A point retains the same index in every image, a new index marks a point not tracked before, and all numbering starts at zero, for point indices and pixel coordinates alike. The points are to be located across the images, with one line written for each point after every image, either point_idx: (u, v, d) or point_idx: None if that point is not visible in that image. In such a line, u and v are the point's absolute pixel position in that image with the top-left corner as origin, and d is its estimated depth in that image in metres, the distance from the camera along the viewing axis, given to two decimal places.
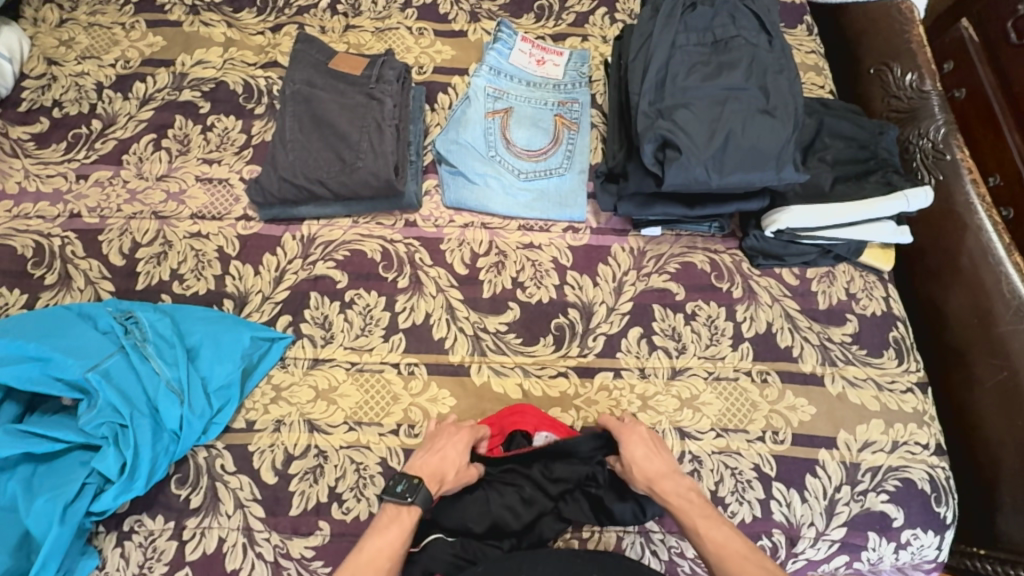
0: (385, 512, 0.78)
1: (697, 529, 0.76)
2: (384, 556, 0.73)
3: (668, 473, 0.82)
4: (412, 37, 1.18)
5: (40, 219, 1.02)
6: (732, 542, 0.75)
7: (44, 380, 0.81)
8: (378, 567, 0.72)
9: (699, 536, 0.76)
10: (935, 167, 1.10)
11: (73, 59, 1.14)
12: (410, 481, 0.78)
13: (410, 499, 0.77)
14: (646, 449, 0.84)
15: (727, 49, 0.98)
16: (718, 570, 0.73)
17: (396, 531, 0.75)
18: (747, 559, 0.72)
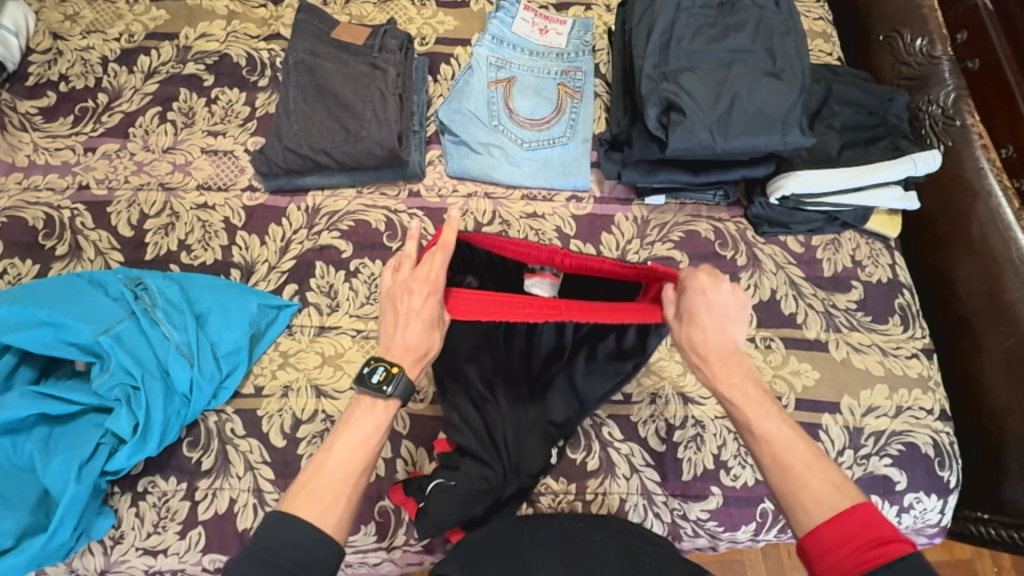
0: (359, 405, 0.67)
1: (752, 425, 0.65)
2: (354, 460, 0.63)
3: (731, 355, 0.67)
4: (414, 8, 1.18)
5: (50, 192, 1.03)
6: (790, 445, 0.63)
7: (57, 345, 0.83)
8: (345, 478, 0.62)
9: (751, 434, 0.65)
10: (944, 134, 1.09)
11: (78, 34, 1.15)
12: (388, 370, 0.66)
13: (390, 387, 0.66)
14: (716, 320, 0.67)
15: (733, 12, 0.96)
16: (771, 471, 0.63)
17: (370, 431, 0.65)
18: (810, 471, 0.61)
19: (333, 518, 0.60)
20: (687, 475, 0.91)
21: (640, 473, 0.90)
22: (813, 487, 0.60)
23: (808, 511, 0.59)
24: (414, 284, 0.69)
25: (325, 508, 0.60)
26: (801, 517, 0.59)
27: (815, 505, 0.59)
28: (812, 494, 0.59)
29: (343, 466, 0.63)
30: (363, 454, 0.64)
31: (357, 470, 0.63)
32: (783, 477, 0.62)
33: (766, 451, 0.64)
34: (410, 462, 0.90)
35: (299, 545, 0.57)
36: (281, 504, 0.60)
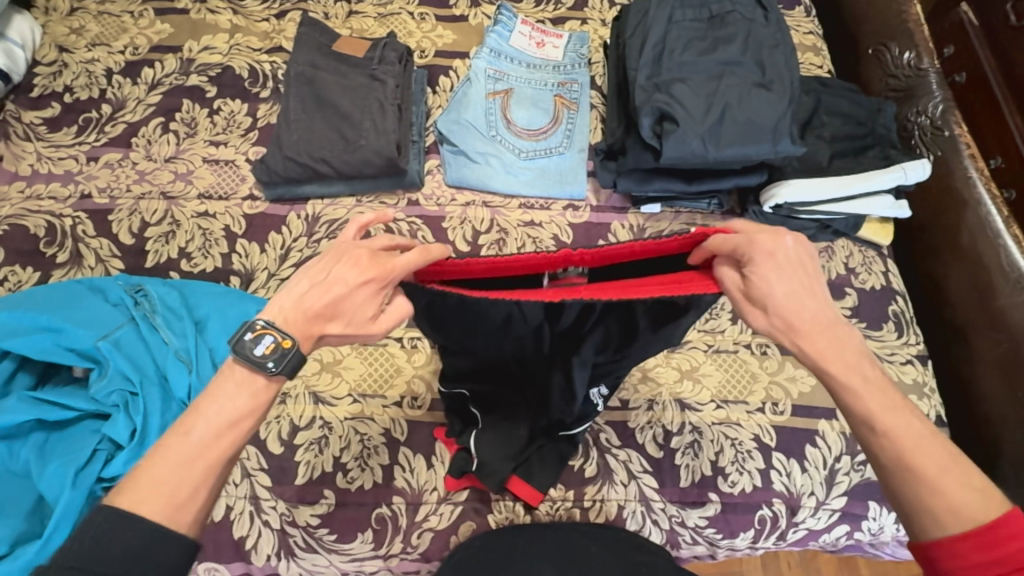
0: (232, 376, 0.55)
1: (876, 422, 0.55)
2: (217, 446, 0.53)
3: (827, 327, 0.55)
4: (414, 21, 1.20)
5: (52, 200, 1.04)
6: (920, 443, 0.55)
7: (55, 351, 0.82)
8: (205, 468, 0.53)
9: (870, 432, 0.56)
10: (933, 144, 1.11)
11: (83, 46, 1.17)
12: (280, 342, 0.53)
13: (274, 361, 0.54)
14: (794, 286, 0.54)
15: (723, 25, 0.98)
16: (898, 478, 0.55)
17: (242, 413, 0.54)
18: (944, 475, 0.54)
19: (189, 512, 0.52)
20: (685, 482, 0.90)
21: (638, 479, 0.90)
22: (953, 493, 0.53)
23: (940, 520, 0.53)
24: (372, 269, 0.56)
25: (181, 503, 0.52)
26: (927, 525, 0.54)
27: (950, 517, 0.53)
28: (948, 506, 0.53)
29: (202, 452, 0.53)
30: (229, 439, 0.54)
31: (220, 458, 0.53)
32: (918, 486, 0.54)
33: (893, 452, 0.55)
34: (407, 468, 0.89)
35: (140, 550, 0.49)
36: (120, 494, 0.51)
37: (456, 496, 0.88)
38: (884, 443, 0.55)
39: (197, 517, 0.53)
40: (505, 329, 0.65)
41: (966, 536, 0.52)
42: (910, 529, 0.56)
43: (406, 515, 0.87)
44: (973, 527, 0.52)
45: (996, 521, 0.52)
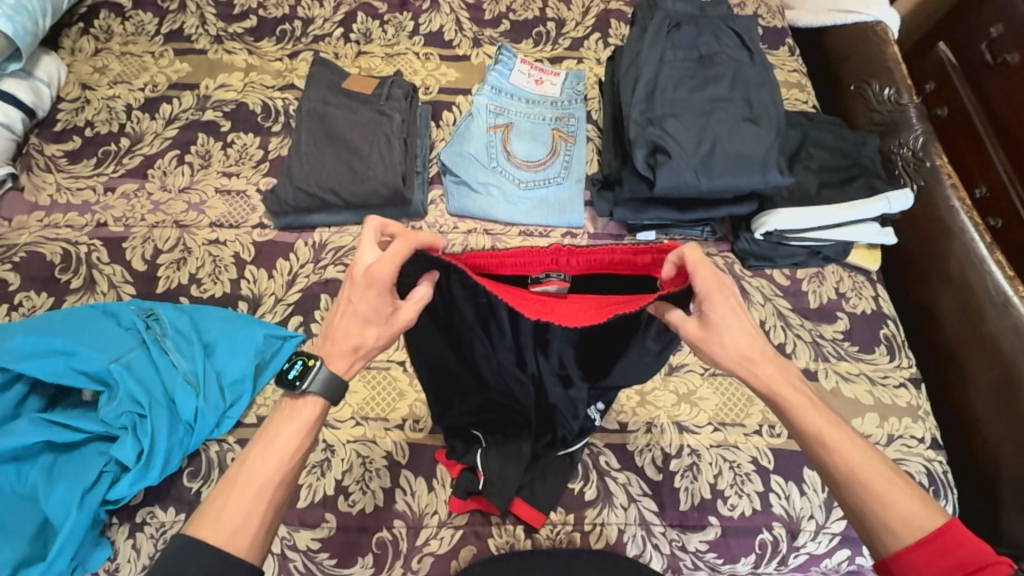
0: (281, 409, 0.65)
1: (829, 445, 0.62)
2: (267, 473, 0.60)
3: (758, 356, 0.64)
4: (419, 61, 1.27)
5: (69, 229, 1.08)
6: (870, 461, 0.62)
7: (68, 373, 0.85)
8: (257, 491, 0.60)
9: (827, 458, 0.63)
10: (916, 174, 1.15)
11: (106, 84, 1.23)
12: (306, 365, 0.63)
13: (315, 384, 0.63)
14: (742, 321, 0.63)
15: (711, 65, 1.05)
16: (859, 498, 0.61)
17: (290, 439, 0.63)
18: (897, 491, 0.61)
19: (246, 538, 0.58)
20: (685, 505, 0.91)
21: (638, 503, 0.91)
22: (903, 510, 0.60)
23: (897, 536, 0.59)
24: (363, 280, 0.62)
25: (238, 526, 0.58)
26: (887, 537, 0.60)
27: (902, 526, 0.59)
28: (900, 516, 0.60)
29: (261, 477, 0.60)
30: (276, 461, 0.61)
31: (272, 482, 0.60)
32: (874, 504, 0.61)
33: (843, 469, 0.62)
34: (408, 491, 0.90)
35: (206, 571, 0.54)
36: (191, 524, 0.58)
37: (457, 520, 0.89)
38: (834, 461, 0.62)
39: (255, 540, 0.58)
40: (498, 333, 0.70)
41: (916, 545, 0.58)
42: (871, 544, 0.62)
43: (407, 539, 0.87)
44: (921, 536, 0.58)
45: (941, 528, 0.58)
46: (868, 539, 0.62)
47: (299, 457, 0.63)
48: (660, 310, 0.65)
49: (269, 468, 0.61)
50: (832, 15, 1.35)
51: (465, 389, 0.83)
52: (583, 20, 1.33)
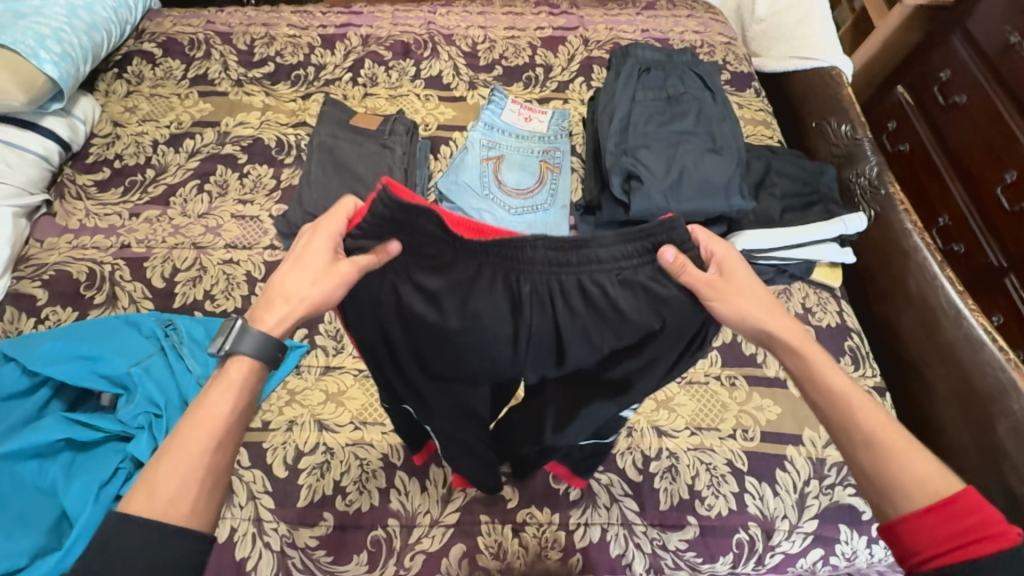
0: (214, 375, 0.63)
1: (844, 409, 0.64)
2: (195, 441, 0.58)
3: (780, 317, 0.67)
4: (420, 101, 1.41)
5: (95, 250, 1.17)
6: (886, 426, 0.63)
7: (92, 377, 0.93)
8: (193, 457, 0.57)
9: (846, 422, 0.64)
10: (873, 201, 1.26)
11: (135, 122, 1.36)
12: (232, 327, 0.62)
13: (246, 344, 0.61)
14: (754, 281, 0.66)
15: (679, 103, 1.17)
16: (875, 461, 0.62)
17: (221, 406, 0.60)
18: (908, 453, 0.61)
19: (185, 505, 0.56)
20: (665, 505, 0.96)
21: (620, 502, 0.96)
22: (918, 470, 0.61)
23: (910, 496, 0.59)
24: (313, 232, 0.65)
25: (175, 495, 0.55)
26: (900, 499, 0.60)
27: (917, 489, 0.60)
28: (915, 478, 0.60)
29: (193, 442, 0.58)
30: (207, 426, 0.58)
31: (208, 446, 0.58)
32: (887, 464, 0.61)
33: (863, 430, 0.63)
34: (403, 491, 0.96)
35: (146, 546, 0.52)
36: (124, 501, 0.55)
37: (448, 519, 0.94)
38: (853, 422, 0.63)
39: (197, 508, 0.56)
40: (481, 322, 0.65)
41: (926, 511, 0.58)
42: (881, 506, 0.62)
43: (401, 538, 0.92)
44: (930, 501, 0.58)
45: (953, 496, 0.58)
46: (879, 503, 0.62)
47: (239, 414, 0.61)
48: (681, 265, 0.61)
49: (200, 433, 0.58)
50: (792, 62, 1.51)
51: (443, 385, 0.76)
52: (568, 65, 1.47)
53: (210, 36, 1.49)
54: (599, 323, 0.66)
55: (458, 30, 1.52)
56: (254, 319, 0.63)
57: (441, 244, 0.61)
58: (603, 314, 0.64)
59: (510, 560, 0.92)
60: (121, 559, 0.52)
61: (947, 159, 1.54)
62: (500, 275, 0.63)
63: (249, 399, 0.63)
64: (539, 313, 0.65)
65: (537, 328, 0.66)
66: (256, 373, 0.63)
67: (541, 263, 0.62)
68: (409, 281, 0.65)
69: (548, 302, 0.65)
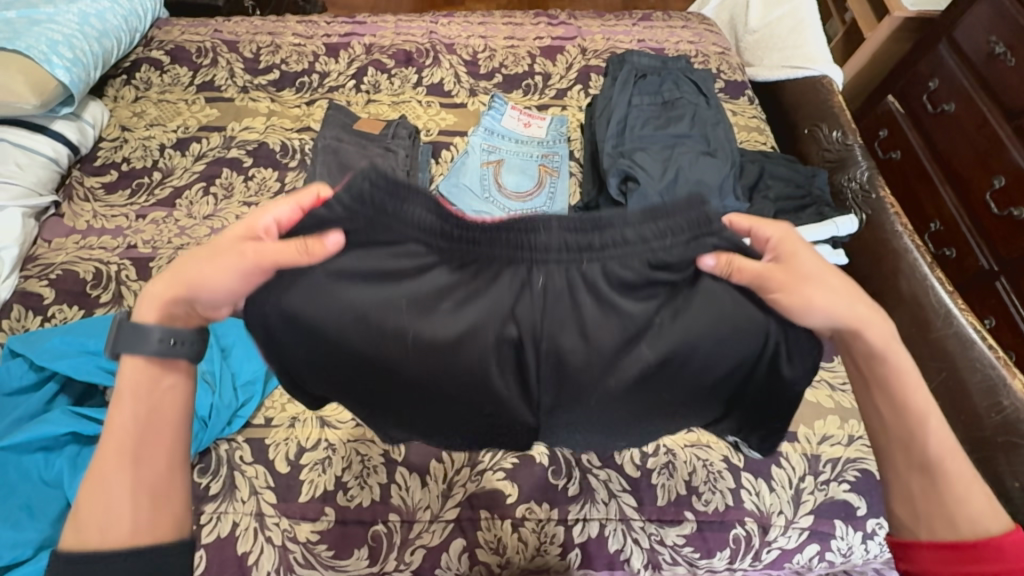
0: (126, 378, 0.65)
1: (915, 429, 0.65)
2: (116, 452, 0.62)
3: (873, 317, 0.63)
4: (422, 108, 1.44)
5: (102, 250, 1.19)
6: (951, 451, 0.64)
7: (97, 372, 0.94)
8: (122, 473, 0.62)
9: (920, 439, 0.64)
10: (864, 204, 1.29)
11: (143, 126, 1.39)
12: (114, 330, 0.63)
13: (145, 347, 0.63)
14: (832, 276, 0.63)
15: (674, 108, 1.21)
16: (937, 485, 0.64)
17: (133, 412, 0.63)
18: (965, 486, 0.65)
19: (130, 518, 0.62)
20: (662, 500, 0.97)
21: (618, 498, 0.97)
22: (971, 500, 0.64)
23: (957, 525, 0.64)
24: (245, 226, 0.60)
25: (108, 513, 0.61)
26: (939, 525, 0.65)
27: (966, 524, 0.64)
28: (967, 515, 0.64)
29: (109, 457, 0.62)
30: (121, 433, 0.62)
31: (127, 455, 0.62)
32: (942, 488, 0.64)
33: (930, 452, 0.64)
34: (403, 487, 0.96)
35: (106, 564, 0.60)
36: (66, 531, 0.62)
37: (447, 514, 0.95)
38: (922, 446, 0.65)
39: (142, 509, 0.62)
40: (487, 322, 0.64)
41: (954, 546, 0.63)
42: (912, 526, 0.67)
43: (401, 532, 0.93)
44: (970, 538, 0.63)
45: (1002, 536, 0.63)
46: (915, 520, 0.66)
47: (147, 413, 0.64)
48: (726, 262, 0.61)
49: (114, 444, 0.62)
50: (784, 70, 1.55)
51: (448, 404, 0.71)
52: (567, 74, 1.51)
53: (217, 45, 1.53)
54: (624, 311, 0.63)
55: (459, 39, 1.56)
56: (132, 314, 0.63)
57: (433, 237, 0.61)
58: (619, 293, 0.63)
59: (510, 554, 0.93)
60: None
61: (937, 165, 1.58)
62: (505, 263, 0.63)
63: (153, 398, 0.65)
64: (551, 308, 0.63)
65: (555, 325, 0.64)
66: (151, 369, 0.65)
67: (552, 250, 0.61)
68: (398, 285, 0.63)
69: (561, 293, 0.63)
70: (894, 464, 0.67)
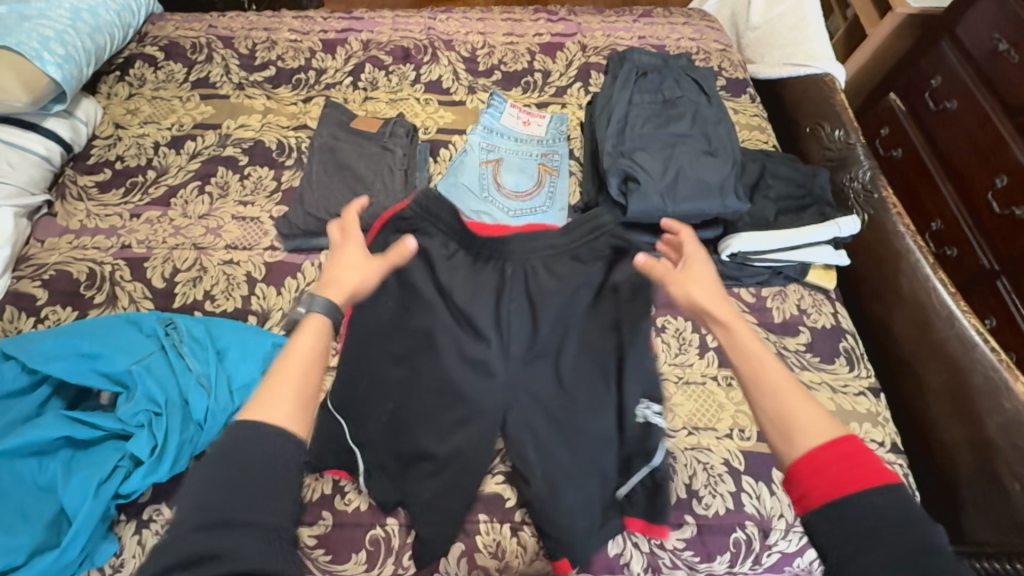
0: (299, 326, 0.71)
1: (753, 368, 0.71)
2: (297, 370, 0.65)
3: (720, 296, 0.79)
4: (420, 105, 1.42)
5: (96, 250, 1.18)
6: (784, 378, 0.70)
7: (91, 374, 0.92)
8: (295, 383, 0.64)
9: (753, 374, 0.71)
10: (866, 204, 1.28)
11: (136, 124, 1.37)
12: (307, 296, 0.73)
13: (320, 307, 0.72)
14: (710, 276, 0.82)
15: (675, 106, 1.19)
16: (779, 409, 0.67)
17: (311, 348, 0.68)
18: (802, 404, 0.67)
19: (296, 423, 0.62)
20: None
21: None
22: (810, 417, 0.66)
23: (804, 437, 0.64)
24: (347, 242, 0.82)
25: (288, 411, 0.62)
26: (796, 442, 0.64)
27: (810, 431, 0.64)
28: (806, 421, 0.65)
29: (284, 371, 0.65)
30: (299, 358, 0.67)
31: (303, 376, 0.65)
32: (783, 407, 0.67)
33: (770, 382, 0.69)
34: None
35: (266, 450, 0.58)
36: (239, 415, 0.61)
37: None
38: (759, 372, 0.71)
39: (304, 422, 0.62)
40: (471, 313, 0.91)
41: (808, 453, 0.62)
42: (783, 451, 0.65)
43: (399, 536, 0.92)
44: (816, 443, 0.63)
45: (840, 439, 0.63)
46: (780, 450, 0.66)
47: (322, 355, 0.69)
48: (650, 265, 0.84)
49: (290, 364, 0.66)
50: (786, 68, 1.53)
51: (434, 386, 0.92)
52: (567, 71, 1.49)
53: (212, 40, 1.51)
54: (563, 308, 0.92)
55: (458, 36, 1.54)
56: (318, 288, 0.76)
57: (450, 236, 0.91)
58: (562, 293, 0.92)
59: (509, 558, 0.92)
60: (241, 461, 0.56)
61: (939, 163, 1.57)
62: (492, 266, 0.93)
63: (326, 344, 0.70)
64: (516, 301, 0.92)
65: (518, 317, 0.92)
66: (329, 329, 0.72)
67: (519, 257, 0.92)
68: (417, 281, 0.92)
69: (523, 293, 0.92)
70: (753, 405, 0.70)
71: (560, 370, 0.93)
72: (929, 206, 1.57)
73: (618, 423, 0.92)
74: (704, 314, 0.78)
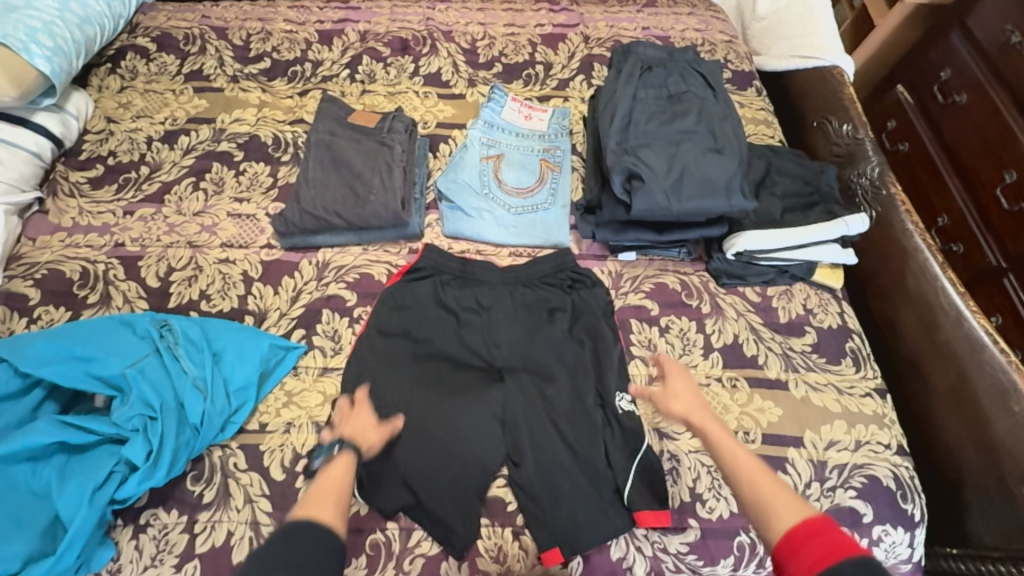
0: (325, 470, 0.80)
1: (731, 459, 0.76)
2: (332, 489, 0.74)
3: (696, 402, 0.87)
4: (419, 99, 1.39)
5: (89, 248, 1.15)
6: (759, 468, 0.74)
7: (86, 378, 0.91)
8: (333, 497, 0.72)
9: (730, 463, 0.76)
10: (874, 202, 1.25)
11: (129, 118, 1.34)
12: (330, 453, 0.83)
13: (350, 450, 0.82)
14: (688, 383, 0.90)
15: (680, 102, 1.16)
16: (754, 493, 0.71)
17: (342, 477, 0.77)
18: (777, 489, 0.70)
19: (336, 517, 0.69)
20: None
21: None
22: (784, 498, 0.69)
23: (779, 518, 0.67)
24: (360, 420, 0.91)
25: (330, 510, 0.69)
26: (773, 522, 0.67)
27: (785, 511, 0.67)
28: (779, 504, 0.68)
29: (322, 490, 0.74)
30: (334, 483, 0.75)
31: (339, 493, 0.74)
32: (760, 495, 0.70)
33: (743, 472, 0.74)
34: None
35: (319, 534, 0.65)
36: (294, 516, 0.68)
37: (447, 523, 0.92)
38: (734, 462, 0.75)
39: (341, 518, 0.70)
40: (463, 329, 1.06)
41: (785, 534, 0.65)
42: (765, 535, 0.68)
43: (400, 541, 0.91)
44: (791, 523, 0.66)
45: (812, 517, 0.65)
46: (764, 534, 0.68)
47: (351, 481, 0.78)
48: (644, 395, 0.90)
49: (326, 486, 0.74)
50: (793, 60, 1.51)
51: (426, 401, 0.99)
52: (569, 63, 1.46)
53: (205, 31, 1.47)
54: (543, 322, 1.07)
55: (457, 27, 1.50)
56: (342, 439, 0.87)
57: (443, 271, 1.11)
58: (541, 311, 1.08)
59: (510, 563, 0.91)
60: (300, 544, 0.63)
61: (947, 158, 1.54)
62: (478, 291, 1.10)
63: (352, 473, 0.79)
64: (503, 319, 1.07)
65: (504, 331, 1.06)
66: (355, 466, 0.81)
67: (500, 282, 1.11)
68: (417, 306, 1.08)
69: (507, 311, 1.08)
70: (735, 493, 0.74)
71: (541, 376, 1.02)
72: (936, 202, 1.55)
73: (596, 421, 0.99)
74: (685, 420, 0.85)
